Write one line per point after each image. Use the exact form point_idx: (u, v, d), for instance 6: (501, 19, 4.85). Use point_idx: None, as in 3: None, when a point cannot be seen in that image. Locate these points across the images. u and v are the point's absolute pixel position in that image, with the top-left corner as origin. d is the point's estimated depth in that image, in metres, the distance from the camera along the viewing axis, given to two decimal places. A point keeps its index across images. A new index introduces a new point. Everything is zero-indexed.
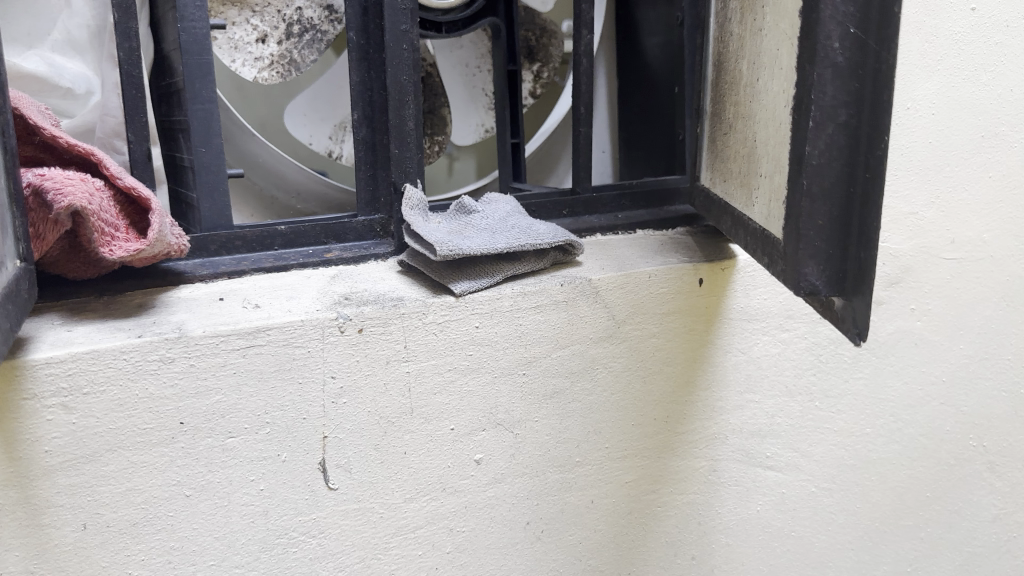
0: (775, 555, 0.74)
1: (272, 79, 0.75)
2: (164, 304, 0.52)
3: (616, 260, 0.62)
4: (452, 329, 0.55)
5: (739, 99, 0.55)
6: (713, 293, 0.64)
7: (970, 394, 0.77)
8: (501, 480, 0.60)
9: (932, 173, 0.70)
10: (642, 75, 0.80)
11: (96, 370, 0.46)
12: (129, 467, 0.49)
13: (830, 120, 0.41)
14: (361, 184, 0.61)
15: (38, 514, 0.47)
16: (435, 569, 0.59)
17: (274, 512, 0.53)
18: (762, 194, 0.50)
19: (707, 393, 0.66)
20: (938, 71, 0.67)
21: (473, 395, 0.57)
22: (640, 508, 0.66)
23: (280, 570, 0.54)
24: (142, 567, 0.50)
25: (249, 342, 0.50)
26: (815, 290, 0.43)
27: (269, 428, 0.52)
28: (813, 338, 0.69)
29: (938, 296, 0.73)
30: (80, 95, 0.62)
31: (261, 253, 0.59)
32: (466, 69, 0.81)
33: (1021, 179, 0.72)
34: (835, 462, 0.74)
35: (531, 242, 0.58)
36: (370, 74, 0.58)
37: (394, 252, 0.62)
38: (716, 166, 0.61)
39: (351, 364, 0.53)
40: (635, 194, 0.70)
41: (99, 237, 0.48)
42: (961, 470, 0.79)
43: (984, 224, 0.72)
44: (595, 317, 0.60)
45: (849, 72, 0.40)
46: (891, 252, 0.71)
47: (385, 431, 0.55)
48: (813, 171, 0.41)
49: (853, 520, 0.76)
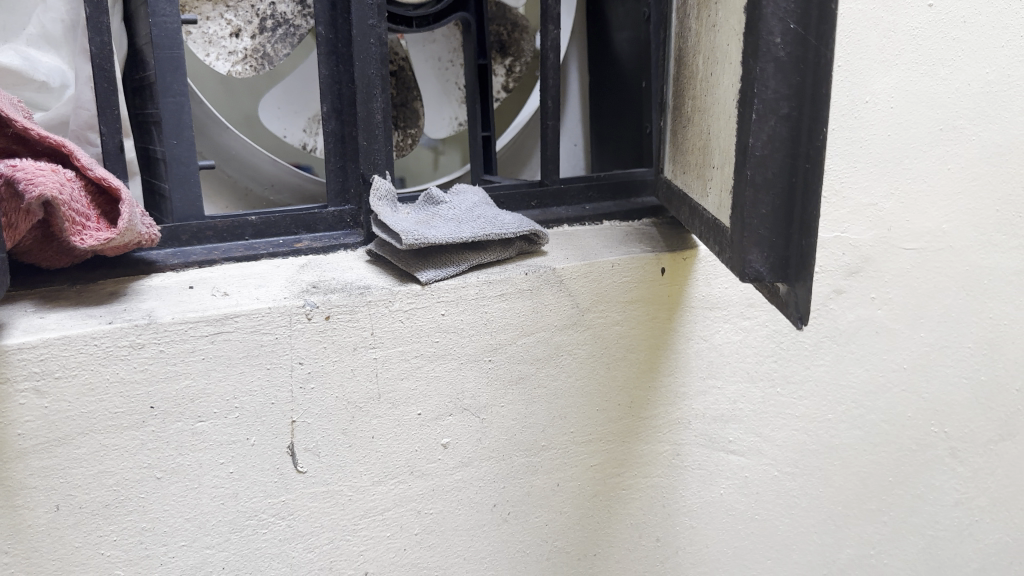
0: (739, 537, 0.75)
1: (245, 73, 0.76)
2: (135, 292, 0.54)
3: (580, 250, 0.64)
4: (418, 316, 0.57)
5: (696, 92, 0.56)
6: (675, 281, 0.66)
7: (931, 381, 0.79)
8: (467, 463, 0.61)
9: (891, 165, 0.72)
10: (611, 70, 0.81)
11: (67, 355, 0.48)
12: (101, 449, 0.50)
13: (772, 113, 0.42)
14: (331, 175, 0.63)
15: (11, 496, 0.48)
16: (404, 550, 0.61)
17: (244, 495, 0.55)
18: (714, 185, 0.51)
19: (670, 379, 0.68)
20: (896, 66, 0.69)
21: (440, 380, 0.59)
22: (605, 491, 0.68)
23: (250, 551, 0.56)
24: (115, 547, 0.52)
25: (217, 329, 0.51)
26: (760, 276, 0.45)
27: (238, 413, 0.53)
28: (774, 325, 0.71)
29: (899, 285, 0.75)
30: (55, 88, 0.63)
31: (232, 243, 0.60)
32: (438, 62, 0.83)
33: (978, 172, 0.74)
34: (798, 447, 0.76)
35: (496, 231, 0.59)
36: (338, 68, 0.60)
37: (362, 243, 0.64)
38: (677, 158, 0.62)
39: (319, 350, 0.54)
40: (602, 185, 0.72)
41: (71, 226, 0.49)
42: (923, 455, 0.82)
43: (943, 215, 0.75)
44: (559, 304, 0.61)
45: (791, 66, 0.41)
46: (852, 243, 0.73)
47: (353, 416, 0.57)
48: (756, 162, 0.43)
49: (817, 503, 0.78)
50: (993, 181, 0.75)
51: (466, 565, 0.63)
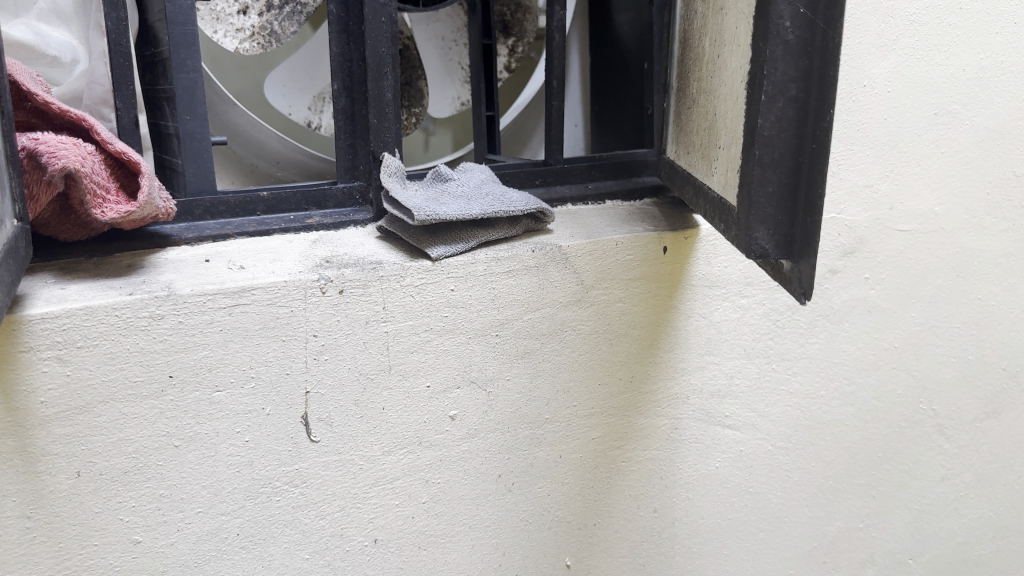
0: (733, 509, 0.78)
1: (253, 50, 0.77)
2: (153, 265, 0.55)
3: (585, 228, 0.65)
4: (429, 291, 0.58)
5: (702, 74, 0.57)
6: (677, 260, 0.67)
7: (921, 360, 0.82)
8: (474, 435, 0.63)
9: (886, 148, 0.74)
10: (612, 52, 0.83)
11: (89, 325, 0.49)
12: (121, 418, 0.51)
13: (780, 94, 0.44)
14: (341, 152, 0.64)
15: (34, 462, 0.50)
16: (412, 518, 0.63)
17: (258, 463, 0.56)
18: (720, 165, 0.53)
19: (670, 355, 0.70)
20: (893, 50, 0.71)
21: (448, 353, 0.60)
22: (605, 463, 0.69)
23: (264, 518, 0.57)
24: (133, 513, 0.53)
25: (235, 301, 0.52)
26: (765, 253, 0.47)
27: (254, 383, 0.54)
28: (771, 304, 0.73)
29: (891, 265, 0.77)
30: (66, 63, 0.63)
31: (244, 218, 0.61)
32: (442, 42, 0.84)
33: (969, 156, 0.76)
34: (791, 423, 0.78)
35: (505, 210, 0.60)
36: (349, 46, 0.61)
37: (372, 219, 0.64)
38: (680, 138, 0.64)
39: (332, 323, 0.56)
40: (605, 165, 0.73)
41: (92, 199, 0.50)
42: (911, 431, 0.84)
43: (936, 197, 0.77)
44: (564, 281, 0.63)
45: (800, 49, 0.43)
46: (847, 224, 0.75)
47: (365, 387, 0.58)
48: (764, 142, 0.44)
49: (809, 477, 0.81)
50: (985, 165, 0.77)
51: (471, 533, 0.65)
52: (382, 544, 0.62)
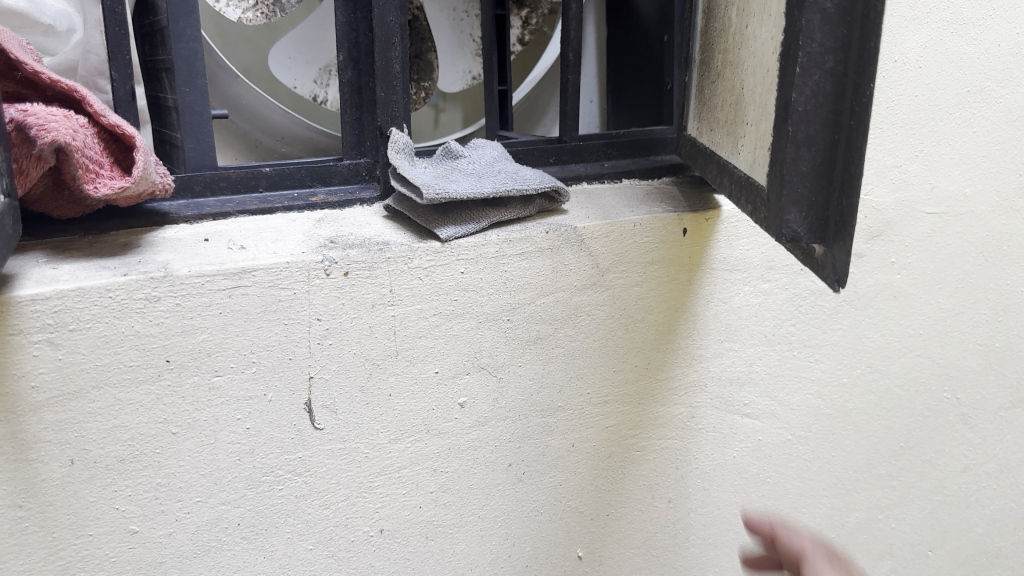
0: (751, 499, 0.75)
1: (256, 20, 0.74)
2: (149, 244, 0.52)
3: (601, 209, 0.62)
4: (438, 274, 0.56)
5: (728, 46, 0.54)
6: (697, 243, 0.64)
7: (946, 347, 0.79)
8: (483, 423, 0.61)
9: (916, 127, 0.70)
10: (630, 25, 0.79)
11: (82, 307, 0.47)
12: (116, 404, 0.49)
13: (816, 67, 0.41)
14: (347, 127, 0.61)
15: (25, 449, 0.47)
16: (419, 508, 0.60)
17: (260, 451, 0.54)
18: (748, 142, 0.50)
19: (688, 341, 0.67)
20: (927, 24, 0.67)
21: (458, 339, 0.58)
22: (619, 452, 0.67)
23: (266, 507, 0.55)
24: (130, 502, 0.51)
25: (235, 283, 0.50)
26: (797, 236, 0.44)
27: (255, 368, 0.52)
28: (793, 289, 0.70)
29: (919, 249, 0.74)
30: (62, 32, 0.61)
31: (246, 195, 0.58)
32: (453, 13, 0.81)
33: (1002, 136, 0.73)
34: (812, 411, 0.75)
35: (519, 187, 0.57)
36: (355, 15, 0.58)
37: (379, 198, 0.62)
38: (703, 115, 0.61)
39: (337, 306, 0.53)
40: (622, 142, 0.70)
41: (84, 174, 0.48)
42: (935, 420, 0.81)
43: (966, 178, 0.73)
44: (579, 264, 0.60)
45: (838, 18, 0.40)
46: (874, 205, 0.71)
47: (371, 373, 0.56)
48: (799, 118, 0.42)
49: (828, 467, 0.78)
50: (1018, 145, 0.74)
51: (480, 523, 0.63)
52: (389, 534, 0.60)
